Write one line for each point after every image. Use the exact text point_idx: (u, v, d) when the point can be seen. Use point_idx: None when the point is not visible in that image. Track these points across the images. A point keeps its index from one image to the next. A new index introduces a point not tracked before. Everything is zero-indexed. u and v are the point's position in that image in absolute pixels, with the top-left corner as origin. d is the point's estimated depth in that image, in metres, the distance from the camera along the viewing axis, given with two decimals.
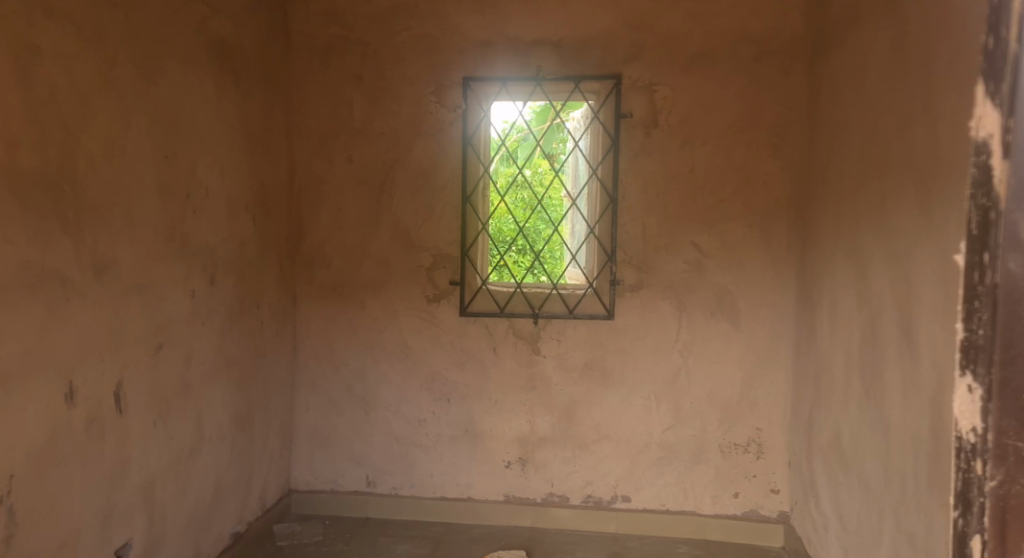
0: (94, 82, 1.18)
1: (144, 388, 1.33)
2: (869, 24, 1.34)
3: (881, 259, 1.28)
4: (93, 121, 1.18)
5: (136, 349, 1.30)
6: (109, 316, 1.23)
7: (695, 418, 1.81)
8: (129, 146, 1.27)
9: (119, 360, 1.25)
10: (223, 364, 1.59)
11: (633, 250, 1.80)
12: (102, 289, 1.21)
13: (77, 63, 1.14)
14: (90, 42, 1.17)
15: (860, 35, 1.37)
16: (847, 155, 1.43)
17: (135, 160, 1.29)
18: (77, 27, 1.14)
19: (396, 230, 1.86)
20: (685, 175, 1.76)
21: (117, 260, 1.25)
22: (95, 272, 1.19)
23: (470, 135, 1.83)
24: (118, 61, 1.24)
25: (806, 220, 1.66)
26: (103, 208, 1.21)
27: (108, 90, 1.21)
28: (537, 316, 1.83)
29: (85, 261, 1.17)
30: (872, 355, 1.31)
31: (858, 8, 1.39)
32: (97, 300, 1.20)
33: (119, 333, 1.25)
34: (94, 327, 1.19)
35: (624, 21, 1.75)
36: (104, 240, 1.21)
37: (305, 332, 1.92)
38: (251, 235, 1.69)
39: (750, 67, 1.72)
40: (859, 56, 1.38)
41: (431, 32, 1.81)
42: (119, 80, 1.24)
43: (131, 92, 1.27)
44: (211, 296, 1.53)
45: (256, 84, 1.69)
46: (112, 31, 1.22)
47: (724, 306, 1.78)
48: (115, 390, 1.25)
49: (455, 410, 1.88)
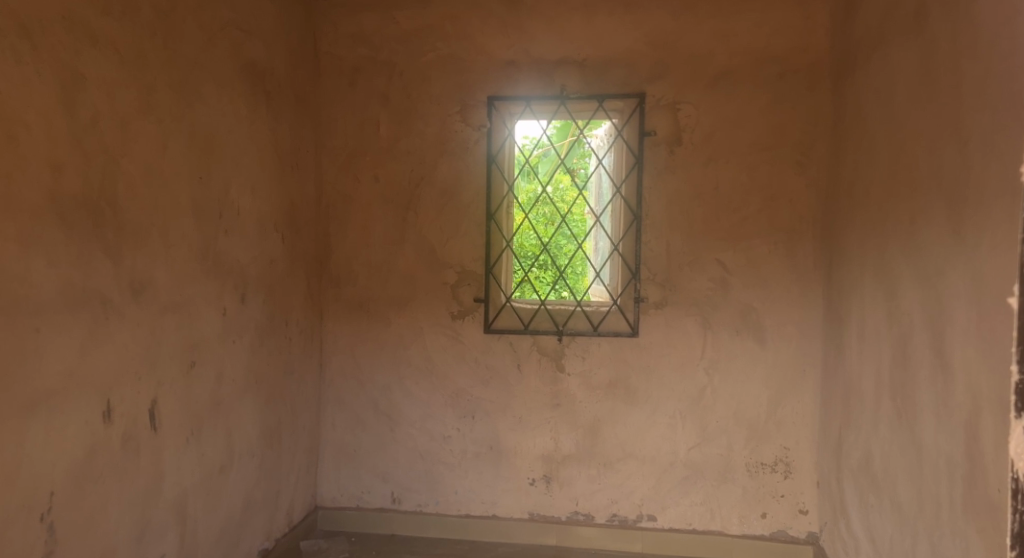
0: (134, 108, 1.21)
1: (178, 406, 1.35)
2: (896, 42, 1.33)
3: (912, 280, 1.26)
4: (133, 145, 1.21)
5: (171, 367, 1.33)
6: (145, 335, 1.25)
7: (721, 437, 1.79)
8: (166, 169, 1.30)
9: (155, 379, 1.28)
10: (253, 381, 1.61)
11: (657, 268, 1.79)
12: (140, 309, 1.24)
13: (119, 90, 1.17)
14: (131, 69, 1.20)
15: (887, 53, 1.37)
16: (875, 174, 1.42)
17: (172, 182, 1.32)
18: (120, 55, 1.18)
19: (422, 248, 1.88)
20: (709, 193, 1.76)
21: (153, 280, 1.27)
22: (133, 293, 1.22)
23: (495, 154, 1.84)
24: (157, 87, 1.27)
25: (833, 238, 1.65)
26: (142, 229, 1.24)
27: (147, 114, 1.24)
28: (561, 333, 1.84)
29: (124, 282, 1.20)
30: (903, 375, 1.29)
31: (885, 27, 1.38)
32: (134, 319, 1.22)
33: (154, 351, 1.28)
34: (132, 346, 1.22)
35: (648, 40, 1.76)
36: (142, 260, 1.24)
37: (332, 349, 1.94)
38: (280, 253, 1.72)
39: (774, 85, 1.72)
40: (886, 75, 1.37)
41: (456, 53, 1.83)
42: (158, 105, 1.27)
43: (169, 116, 1.30)
44: (242, 314, 1.56)
45: (286, 105, 1.73)
46: (152, 58, 1.25)
47: (750, 324, 1.76)
48: (150, 408, 1.27)
49: (479, 427, 1.88)
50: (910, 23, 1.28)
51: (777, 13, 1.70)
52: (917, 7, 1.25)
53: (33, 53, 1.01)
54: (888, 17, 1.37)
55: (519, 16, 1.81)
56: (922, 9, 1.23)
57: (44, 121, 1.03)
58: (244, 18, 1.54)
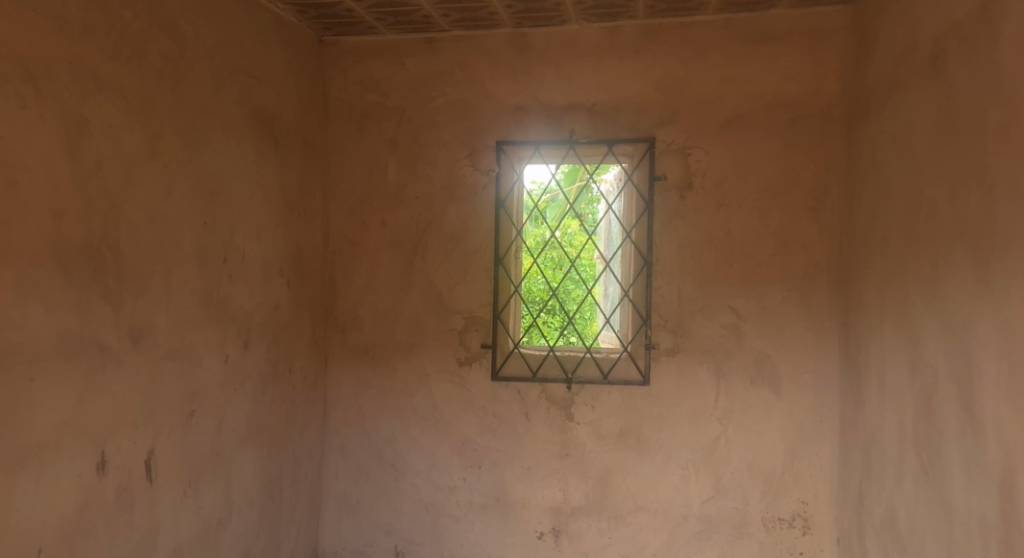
0: (139, 153, 1.20)
1: (176, 456, 1.31)
2: (911, 88, 1.31)
3: (937, 329, 1.19)
4: (136, 190, 1.19)
5: (169, 416, 1.29)
6: (144, 384, 1.22)
7: (736, 490, 1.73)
8: (171, 214, 1.28)
9: (152, 429, 1.24)
10: (254, 430, 1.57)
11: (668, 314, 1.76)
12: (138, 357, 1.21)
13: (124, 136, 1.16)
14: (138, 114, 1.19)
15: (902, 99, 1.35)
16: (892, 218, 1.38)
17: (177, 227, 1.30)
18: (127, 100, 1.17)
19: (429, 293, 1.85)
20: (720, 239, 1.74)
21: (154, 327, 1.25)
22: (132, 339, 1.19)
23: (503, 198, 1.83)
24: (163, 133, 1.26)
25: (848, 286, 1.61)
26: (143, 275, 1.21)
27: (153, 159, 1.23)
28: (570, 381, 1.79)
29: (123, 328, 1.17)
30: (929, 430, 1.21)
31: (899, 72, 1.37)
32: (132, 367, 1.19)
33: (152, 400, 1.24)
34: (130, 395, 1.18)
35: (659, 86, 1.75)
36: (143, 306, 1.22)
37: (336, 396, 1.90)
38: (285, 299, 1.69)
39: (786, 130, 1.70)
40: (900, 120, 1.35)
41: (465, 98, 1.83)
42: (163, 150, 1.26)
43: (175, 161, 1.29)
44: (244, 360, 1.53)
45: (294, 150, 1.72)
46: (159, 103, 1.25)
47: (765, 373, 1.72)
48: (147, 459, 1.23)
49: (486, 477, 1.83)
50: (926, 70, 1.26)
51: (788, 59, 1.69)
52: (933, 53, 1.23)
53: (36, 98, 1.00)
54: (901, 63, 1.35)
55: (528, 61, 1.80)
56: (937, 55, 1.22)
57: (46, 166, 1.01)
58: (252, 64, 1.54)
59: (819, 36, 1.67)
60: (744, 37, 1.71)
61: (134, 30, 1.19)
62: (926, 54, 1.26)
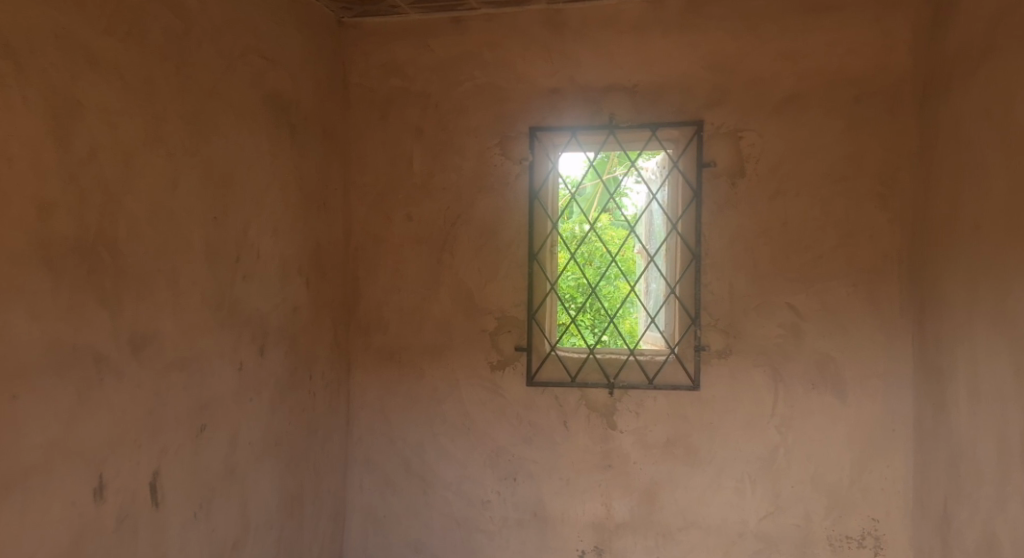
0: (140, 140, 1.09)
1: (186, 475, 1.19)
2: (1011, 53, 1.15)
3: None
4: (138, 181, 1.08)
5: (177, 432, 1.17)
6: (147, 397, 1.10)
7: (798, 505, 1.57)
8: (177, 208, 1.17)
9: (158, 446, 1.12)
10: (272, 443, 1.45)
11: (719, 312, 1.61)
12: (140, 367, 1.09)
13: (122, 120, 1.05)
14: (137, 97, 1.08)
15: (998, 67, 1.18)
16: (988, 203, 1.21)
17: (184, 222, 1.19)
18: (125, 81, 1.06)
19: (458, 292, 1.72)
20: (777, 229, 1.58)
21: (159, 334, 1.13)
22: (133, 348, 1.07)
23: (537, 189, 1.70)
24: (167, 118, 1.15)
25: (927, 279, 1.45)
26: (147, 276, 1.10)
27: (156, 147, 1.12)
28: (613, 386, 1.65)
29: (123, 335, 1.05)
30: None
31: (995, 35, 1.20)
32: (134, 379, 1.07)
33: (158, 415, 1.13)
34: (131, 410, 1.07)
35: (707, 63, 1.60)
36: (147, 311, 1.10)
37: (360, 403, 1.77)
38: (304, 300, 1.57)
39: (850, 109, 1.54)
40: (997, 91, 1.19)
41: (495, 82, 1.70)
42: (168, 137, 1.15)
43: (181, 149, 1.18)
44: (261, 367, 1.41)
45: (312, 139, 1.60)
46: (162, 85, 1.13)
47: (829, 376, 1.56)
48: (152, 480, 1.11)
49: (521, 490, 1.69)
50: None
51: (853, 29, 1.53)
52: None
53: (18, 76, 0.88)
54: (999, 25, 1.19)
55: (563, 40, 1.66)
56: None
57: (31, 153, 0.90)
58: (266, 46, 1.42)
59: (887, 4, 1.52)
60: (802, 6, 1.55)
61: (133, 3, 1.07)
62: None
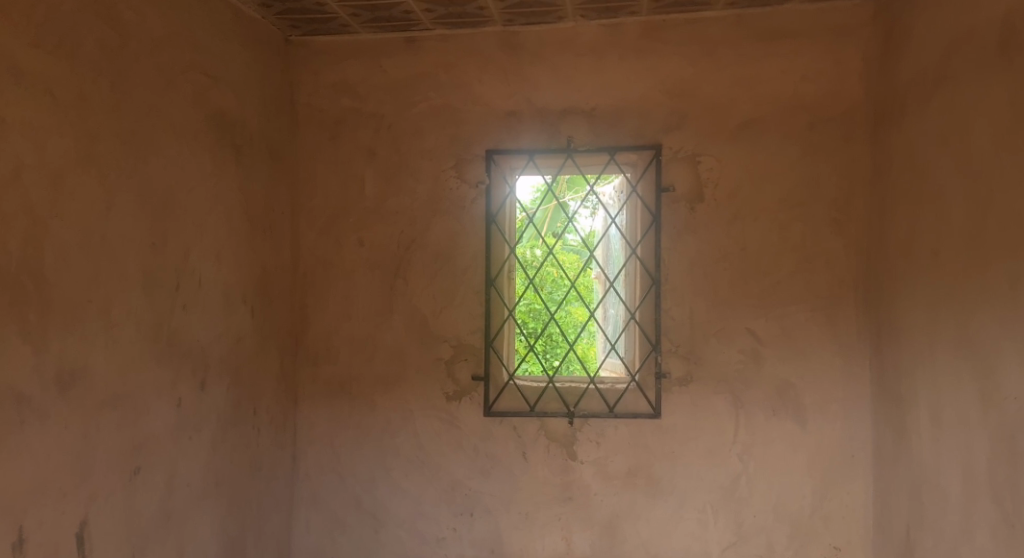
0: (71, 159, 1.00)
1: (117, 524, 1.09)
2: (967, 82, 1.16)
3: (1019, 357, 1.02)
4: (67, 204, 0.99)
5: (109, 476, 1.07)
6: (74, 440, 1.01)
7: (759, 535, 1.54)
8: (111, 233, 1.08)
9: (86, 494, 1.02)
10: (212, 483, 1.35)
11: (680, 339, 1.58)
12: (66, 407, 0.99)
13: (49, 138, 0.97)
14: (68, 113, 1.00)
15: (954, 95, 1.20)
16: (946, 229, 1.21)
17: (119, 248, 1.10)
18: (53, 96, 0.97)
19: (413, 320, 1.66)
20: (736, 254, 1.57)
21: (89, 370, 1.04)
22: (59, 386, 0.98)
23: (494, 213, 1.65)
24: (102, 136, 1.06)
25: (883, 305, 1.45)
26: (76, 307, 1.01)
27: (89, 167, 1.03)
28: (572, 416, 1.60)
29: (47, 373, 0.96)
30: (1013, 476, 1.03)
31: (950, 63, 1.21)
32: (59, 420, 0.98)
33: (87, 459, 1.03)
34: (55, 455, 0.97)
35: (664, 87, 1.59)
36: (75, 345, 1.01)
37: (307, 437, 1.68)
38: (249, 329, 1.49)
39: (804, 136, 1.54)
40: (954, 118, 1.20)
41: (451, 103, 1.66)
42: (102, 156, 1.06)
43: (116, 169, 1.09)
44: (201, 403, 1.32)
45: (258, 160, 1.53)
46: (96, 100, 1.05)
47: (789, 403, 1.54)
48: (78, 531, 1.01)
49: (478, 526, 1.62)
50: (989, 57, 1.10)
51: (805, 57, 1.54)
52: (1001, 36, 1.07)
53: None
54: (954, 53, 1.20)
55: (519, 62, 1.63)
56: (1005, 41, 1.06)
57: None
58: (209, 62, 1.35)
59: (838, 33, 1.53)
60: (757, 33, 1.56)
61: (63, 14, 0.99)
62: (989, 40, 1.10)
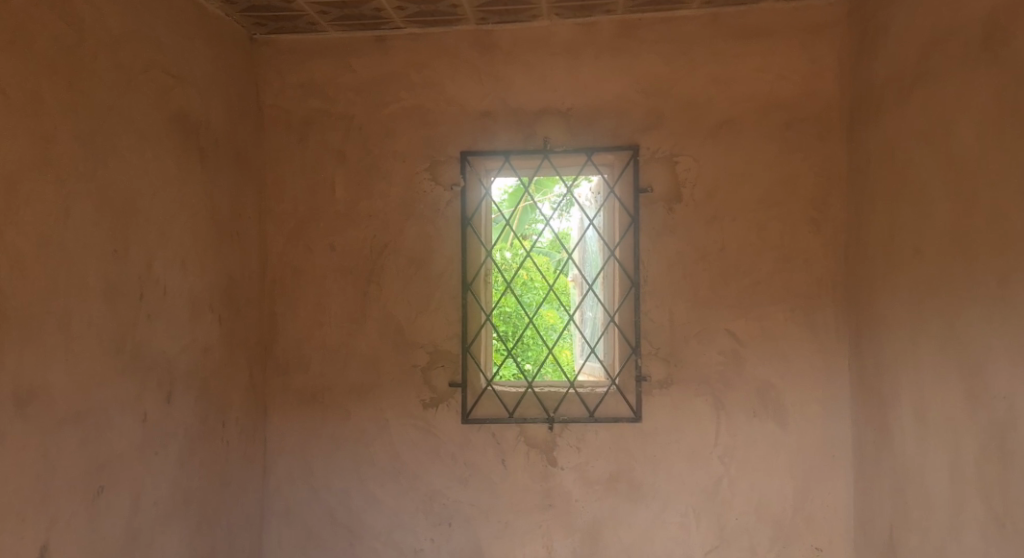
0: (25, 163, 0.94)
1: (80, 548, 1.03)
2: (948, 79, 1.16)
3: (1009, 355, 1.01)
4: (21, 210, 0.94)
5: (71, 498, 1.01)
6: (32, 461, 0.95)
7: (741, 538, 1.53)
8: (69, 240, 1.02)
9: (45, 518, 0.97)
10: (180, 500, 1.30)
11: (660, 341, 1.56)
12: (23, 426, 0.93)
13: (2, 140, 0.91)
14: (21, 114, 0.94)
15: (934, 93, 1.19)
16: (929, 227, 1.21)
17: (78, 256, 1.04)
18: (5, 96, 0.92)
19: (387, 326, 1.61)
20: (715, 255, 1.55)
21: (48, 386, 0.98)
22: (16, 404, 0.92)
23: (470, 215, 1.62)
24: (59, 139, 1.01)
25: (863, 304, 1.44)
26: (33, 319, 0.95)
27: (45, 171, 0.98)
28: (552, 421, 1.57)
29: (3, 390, 0.90)
30: (1004, 475, 1.02)
31: (929, 61, 1.21)
32: (15, 440, 0.92)
33: (47, 480, 0.97)
34: (11, 477, 0.91)
35: (640, 87, 1.57)
36: (32, 360, 0.95)
37: (278, 449, 1.63)
38: (216, 339, 1.43)
39: (781, 135, 1.53)
40: (935, 116, 1.19)
41: (424, 103, 1.62)
42: (59, 160, 1.00)
43: (75, 173, 1.04)
44: (168, 417, 1.26)
45: (224, 163, 1.47)
46: (53, 101, 1.00)
47: (769, 404, 1.53)
48: (38, 557, 0.95)
49: (457, 536, 1.58)
50: (972, 54, 1.10)
51: (780, 56, 1.54)
52: (983, 32, 1.07)
53: None
54: (932, 52, 1.20)
55: (493, 61, 1.60)
56: (987, 39, 1.06)
57: None
58: (172, 61, 1.30)
59: (812, 32, 1.53)
60: (732, 32, 1.55)
61: (15, 9, 0.94)
62: (970, 37, 1.10)
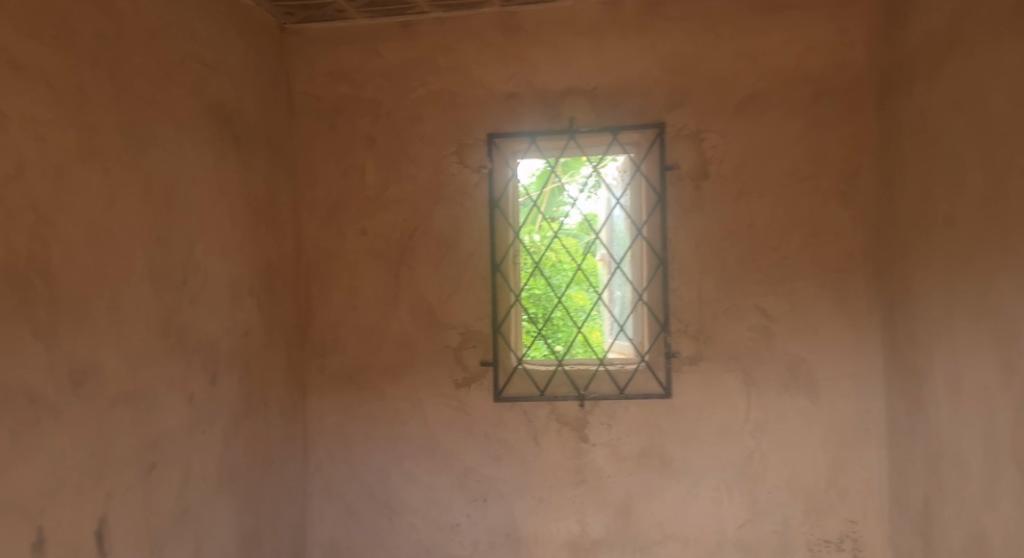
0: (71, 154, 0.99)
1: (135, 521, 1.08)
2: (980, 45, 1.14)
3: None
4: (70, 198, 0.98)
5: (125, 472, 1.07)
6: (90, 437, 1.00)
7: (775, 511, 1.54)
8: (117, 226, 1.07)
9: (103, 491, 1.02)
10: (227, 477, 1.35)
11: (689, 318, 1.57)
12: (81, 405, 0.99)
13: (51, 132, 0.95)
14: (68, 106, 0.98)
15: (965, 60, 1.18)
16: (962, 197, 1.20)
17: (125, 242, 1.09)
18: (52, 87, 0.96)
19: (418, 308, 1.65)
20: (743, 231, 1.55)
21: (101, 366, 1.03)
22: (73, 383, 0.97)
23: (498, 197, 1.64)
24: (102, 130, 1.05)
25: (895, 277, 1.44)
26: (84, 303, 1.00)
27: (91, 162, 1.02)
28: (583, 398, 1.59)
29: (60, 370, 0.95)
30: None
31: (960, 27, 1.20)
32: (74, 418, 0.97)
33: (103, 456, 1.02)
34: (70, 453, 0.96)
35: (665, 64, 1.57)
36: (86, 342, 1.00)
37: (317, 429, 1.68)
38: (256, 323, 1.48)
39: (809, 109, 1.52)
40: (967, 82, 1.18)
41: (450, 88, 1.64)
42: (103, 150, 1.05)
43: (119, 163, 1.08)
44: (212, 397, 1.31)
45: (257, 151, 1.51)
46: (96, 94, 1.04)
47: (801, 379, 1.53)
48: (97, 528, 1.01)
49: (492, 512, 1.62)
50: (1005, 17, 1.08)
51: (808, 28, 1.52)
52: None
53: None
54: (964, 17, 1.18)
55: (517, 43, 1.61)
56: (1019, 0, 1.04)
57: None
58: (206, 52, 1.33)
59: (840, 3, 1.51)
60: (758, 5, 1.54)
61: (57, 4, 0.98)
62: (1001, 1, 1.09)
